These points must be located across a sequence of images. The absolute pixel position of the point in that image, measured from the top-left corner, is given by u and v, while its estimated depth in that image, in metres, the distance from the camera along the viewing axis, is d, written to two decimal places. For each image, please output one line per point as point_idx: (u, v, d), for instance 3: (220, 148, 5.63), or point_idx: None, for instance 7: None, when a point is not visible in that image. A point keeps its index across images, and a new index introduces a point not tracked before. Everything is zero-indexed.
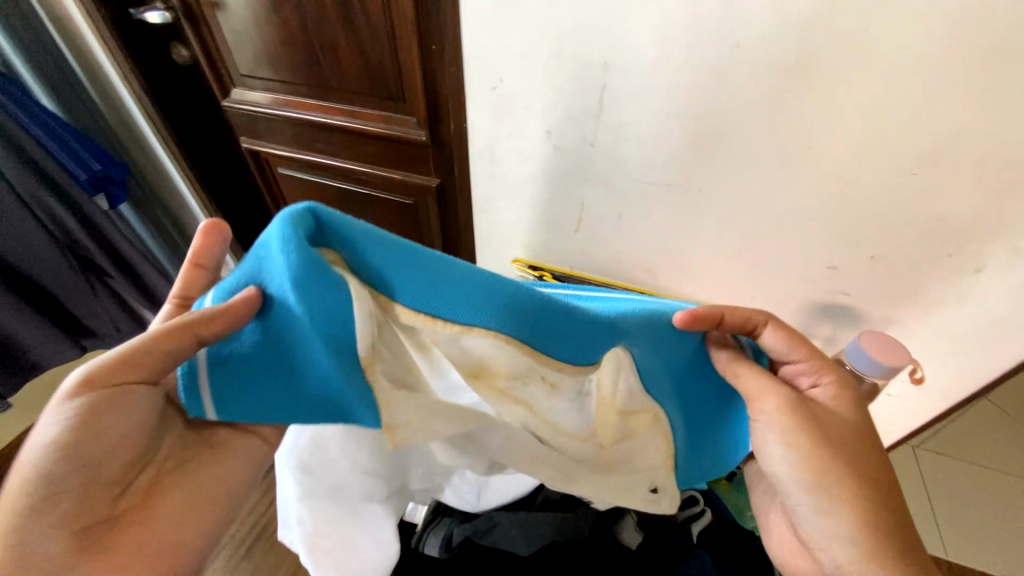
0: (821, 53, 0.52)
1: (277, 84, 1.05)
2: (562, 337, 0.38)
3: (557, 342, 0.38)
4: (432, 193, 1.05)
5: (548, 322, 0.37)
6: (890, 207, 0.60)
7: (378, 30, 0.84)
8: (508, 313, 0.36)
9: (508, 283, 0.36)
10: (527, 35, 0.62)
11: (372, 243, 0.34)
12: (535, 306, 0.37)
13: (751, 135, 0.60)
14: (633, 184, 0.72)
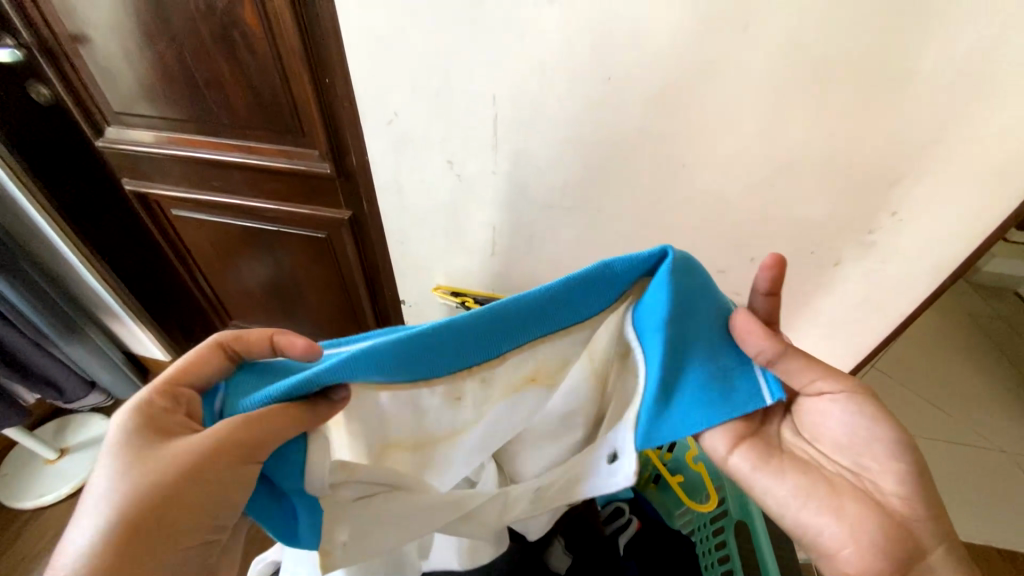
0: (681, 85, 0.57)
1: (159, 121, 0.97)
2: (571, 304, 0.39)
3: (585, 307, 0.39)
4: (345, 226, 1.02)
5: (544, 319, 0.39)
6: (761, 213, 0.67)
7: (266, 65, 0.80)
8: (512, 328, 0.38)
9: (491, 305, 0.37)
10: (415, 71, 0.63)
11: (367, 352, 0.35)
12: (549, 297, 0.38)
13: (635, 156, 0.65)
14: (540, 207, 0.74)
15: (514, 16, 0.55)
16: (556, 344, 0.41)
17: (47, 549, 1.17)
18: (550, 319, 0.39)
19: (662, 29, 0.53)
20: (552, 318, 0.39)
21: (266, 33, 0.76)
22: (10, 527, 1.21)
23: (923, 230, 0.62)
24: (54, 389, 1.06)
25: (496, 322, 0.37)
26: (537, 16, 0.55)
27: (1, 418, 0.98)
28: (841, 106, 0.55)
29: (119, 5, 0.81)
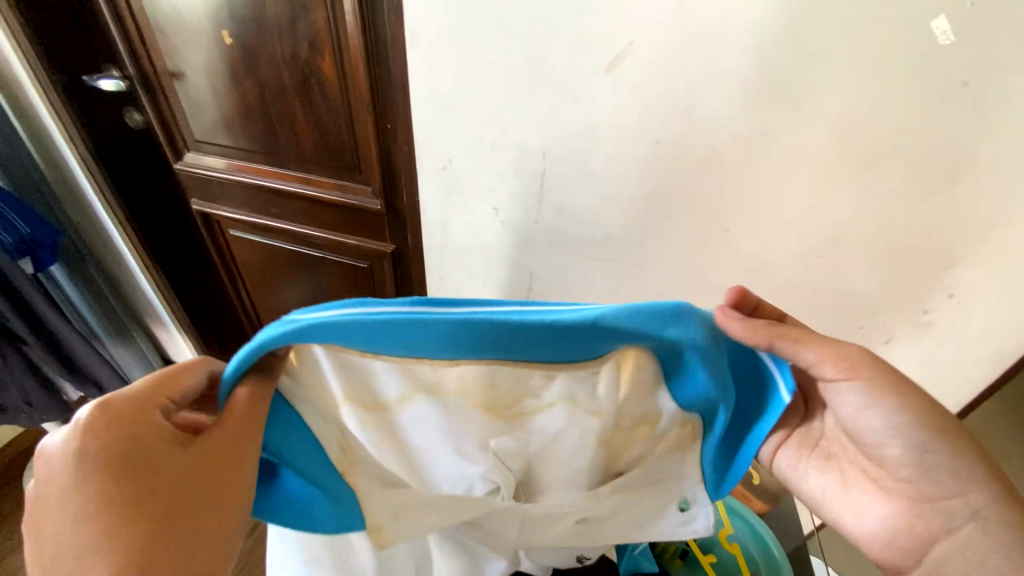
0: (730, 153, 0.59)
1: (232, 150, 1.06)
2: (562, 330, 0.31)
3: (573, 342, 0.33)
4: (387, 258, 1.06)
5: (531, 343, 0.33)
6: (805, 282, 0.66)
7: (336, 109, 0.88)
8: (497, 340, 0.32)
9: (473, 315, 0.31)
10: (472, 124, 0.67)
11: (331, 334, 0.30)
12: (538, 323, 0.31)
13: (678, 217, 0.66)
14: (578, 257, 0.75)
15: (571, 81, 0.59)
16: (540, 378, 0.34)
17: None
18: (534, 343, 0.33)
19: (714, 101, 0.55)
20: (536, 342, 0.33)
21: (340, 81, 0.83)
22: None
23: (980, 316, 0.60)
24: (96, 389, 1.09)
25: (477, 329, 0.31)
26: (593, 82, 0.58)
27: (45, 412, 1.02)
28: (894, 186, 0.54)
29: (216, 50, 0.91)
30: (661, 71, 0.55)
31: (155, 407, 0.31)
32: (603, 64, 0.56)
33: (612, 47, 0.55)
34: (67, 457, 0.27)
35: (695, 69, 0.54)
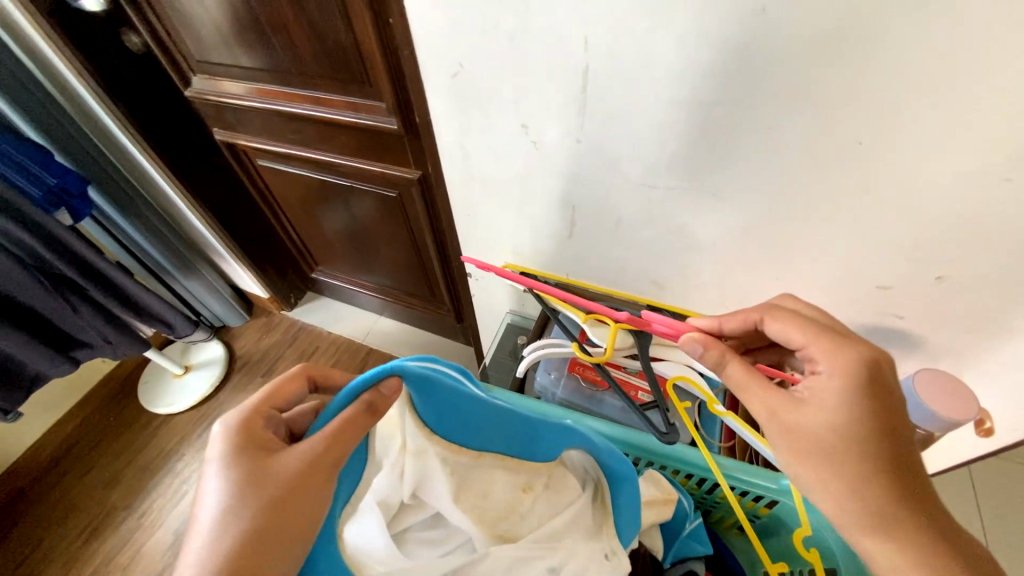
0: (882, 20, 0.37)
1: (239, 72, 0.94)
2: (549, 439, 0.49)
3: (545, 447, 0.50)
4: (414, 187, 0.95)
5: (543, 439, 0.49)
6: (961, 218, 0.46)
7: (327, 3, 0.70)
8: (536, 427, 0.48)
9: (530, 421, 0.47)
10: (482, 9, 0.49)
11: (450, 401, 0.43)
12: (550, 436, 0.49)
13: (780, 129, 0.46)
14: (633, 187, 0.59)
15: None
16: (554, 483, 0.52)
17: (175, 450, 1.35)
18: (545, 438, 0.49)
19: None
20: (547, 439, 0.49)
21: None
22: (150, 426, 1.41)
23: None
24: (165, 326, 1.10)
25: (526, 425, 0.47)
26: None
27: (127, 346, 1.06)
28: None
29: None
30: None
31: (262, 418, 0.43)
32: None
33: None
34: (225, 440, 0.41)
35: None
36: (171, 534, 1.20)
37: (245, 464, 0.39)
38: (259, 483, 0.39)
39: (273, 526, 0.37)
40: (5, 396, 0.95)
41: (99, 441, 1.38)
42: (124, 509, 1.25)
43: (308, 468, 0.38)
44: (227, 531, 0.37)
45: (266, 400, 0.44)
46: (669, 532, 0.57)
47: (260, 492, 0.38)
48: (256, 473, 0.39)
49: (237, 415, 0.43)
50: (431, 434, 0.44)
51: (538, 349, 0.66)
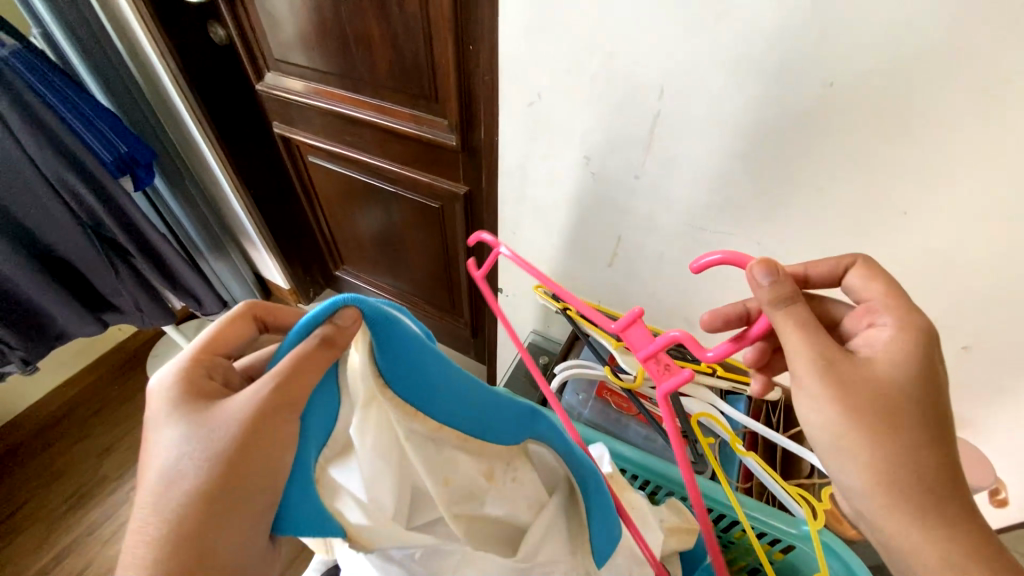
0: (937, 104, 0.41)
1: (311, 73, 1.00)
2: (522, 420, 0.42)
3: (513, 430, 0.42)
4: (459, 201, 0.99)
5: (512, 423, 0.41)
6: (992, 292, 0.49)
7: (414, 26, 0.77)
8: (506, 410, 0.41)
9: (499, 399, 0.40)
10: (570, 50, 0.54)
11: (415, 358, 0.36)
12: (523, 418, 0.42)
13: (831, 189, 0.50)
14: (680, 226, 0.63)
15: None
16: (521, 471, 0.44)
17: None
18: (514, 423, 0.41)
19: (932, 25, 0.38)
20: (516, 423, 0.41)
21: None
22: None
23: None
24: (195, 301, 1.13)
25: (495, 405, 0.40)
26: None
27: (155, 316, 1.08)
28: None
29: None
30: None
31: (203, 366, 0.38)
32: None
33: None
34: (164, 392, 0.35)
35: None
36: None
37: (189, 414, 0.34)
38: (209, 434, 0.33)
39: (228, 479, 0.32)
40: (29, 349, 0.95)
41: (100, 408, 1.37)
42: (114, 481, 1.24)
43: (262, 412, 0.33)
44: (177, 488, 0.32)
45: (207, 348, 0.39)
46: (689, 561, 0.58)
47: (211, 445, 0.33)
48: (204, 424, 0.33)
49: (178, 364, 0.37)
50: (386, 390, 0.36)
51: (568, 368, 0.68)
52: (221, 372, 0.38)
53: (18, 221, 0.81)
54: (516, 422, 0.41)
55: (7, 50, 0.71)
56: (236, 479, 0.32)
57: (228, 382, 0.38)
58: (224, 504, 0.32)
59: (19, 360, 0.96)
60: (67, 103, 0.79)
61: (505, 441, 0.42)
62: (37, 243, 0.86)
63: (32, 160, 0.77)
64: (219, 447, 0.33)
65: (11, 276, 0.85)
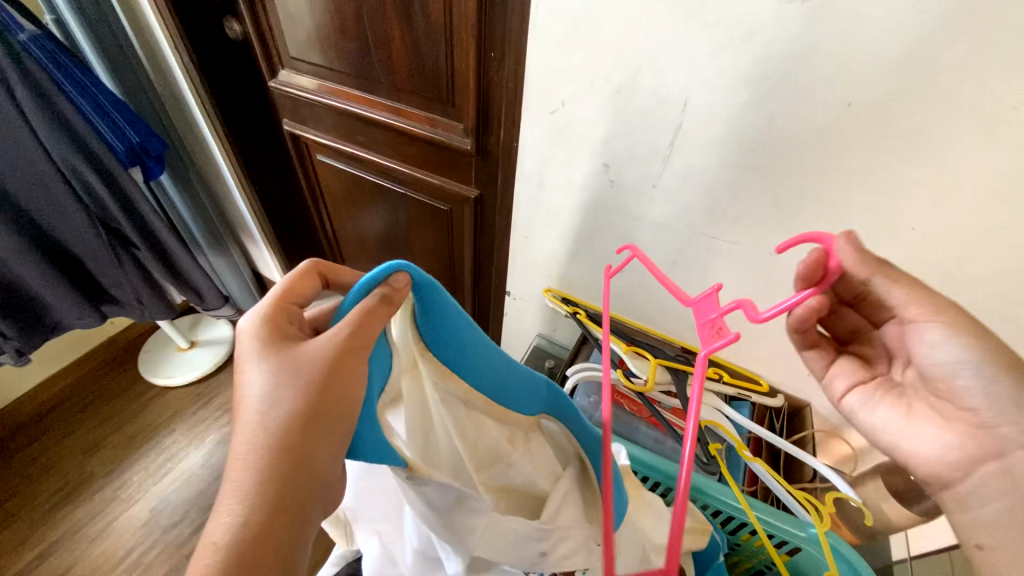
0: (947, 126, 0.44)
1: (326, 72, 1.01)
2: (542, 393, 0.45)
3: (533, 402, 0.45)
4: (469, 204, 1.00)
5: (532, 394, 0.45)
6: (992, 307, 0.51)
7: (436, 30, 0.78)
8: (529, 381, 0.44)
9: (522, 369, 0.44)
10: (596, 62, 0.56)
11: (453, 329, 0.39)
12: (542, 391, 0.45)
13: (843, 204, 0.53)
14: (693, 235, 0.65)
15: (743, 13, 0.46)
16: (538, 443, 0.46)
17: (166, 423, 1.31)
18: (535, 394, 0.45)
19: (946, 52, 0.41)
20: (536, 394, 0.45)
21: None
22: (143, 396, 1.37)
23: None
24: (196, 296, 1.12)
25: (519, 376, 0.44)
26: (775, 12, 0.44)
27: (154, 309, 1.07)
28: None
29: None
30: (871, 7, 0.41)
31: (282, 313, 0.41)
32: None
33: None
34: (251, 333, 0.39)
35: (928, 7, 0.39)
36: (147, 511, 1.15)
37: (277, 352, 0.37)
38: (298, 368, 0.36)
39: (315, 405, 0.35)
40: (24, 339, 0.93)
41: (88, 403, 1.35)
42: (102, 477, 1.21)
43: (341, 349, 0.36)
44: (271, 413, 0.35)
45: (284, 297, 0.42)
46: (701, 560, 0.59)
47: (299, 376, 0.36)
48: (291, 360, 0.37)
49: (260, 310, 0.41)
50: (425, 353, 0.39)
51: (580, 372, 0.69)
52: (297, 319, 0.42)
53: (20, 207, 0.80)
54: (537, 393, 0.45)
55: (25, 35, 0.70)
56: (322, 407, 0.35)
57: (302, 329, 0.42)
58: (312, 427, 0.35)
59: (12, 351, 0.93)
60: (83, 93, 0.78)
61: (521, 409, 0.45)
62: (39, 230, 0.85)
63: (43, 146, 0.76)
64: (309, 376, 0.36)
65: (13, 263, 0.84)
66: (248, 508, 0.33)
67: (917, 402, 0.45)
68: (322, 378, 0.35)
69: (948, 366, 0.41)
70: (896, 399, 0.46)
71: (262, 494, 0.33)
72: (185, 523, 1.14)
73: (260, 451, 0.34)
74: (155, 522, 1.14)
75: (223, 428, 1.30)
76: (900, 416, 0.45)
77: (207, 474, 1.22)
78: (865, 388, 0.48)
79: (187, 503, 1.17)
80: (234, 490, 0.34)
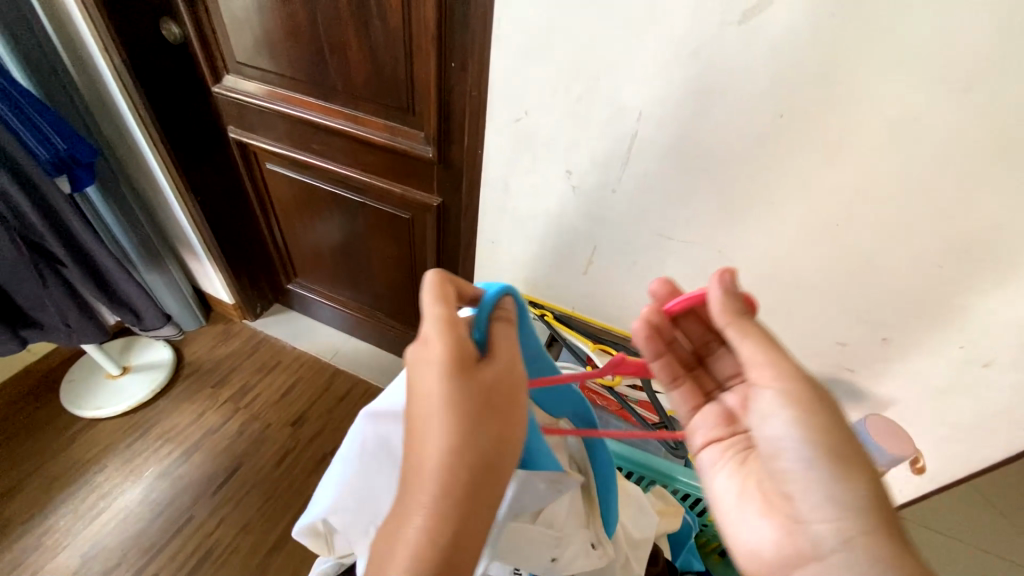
0: (861, 135, 0.51)
1: (276, 78, 0.97)
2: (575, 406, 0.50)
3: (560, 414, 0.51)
4: (431, 212, 1.00)
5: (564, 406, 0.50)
6: (908, 291, 0.59)
7: (394, 38, 0.79)
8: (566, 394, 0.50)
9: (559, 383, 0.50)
10: (557, 73, 0.59)
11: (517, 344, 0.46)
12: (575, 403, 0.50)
13: (781, 205, 0.59)
14: (651, 237, 0.69)
15: (689, 32, 0.50)
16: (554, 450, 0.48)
17: (96, 459, 1.19)
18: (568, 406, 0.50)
19: (857, 72, 0.47)
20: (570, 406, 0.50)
21: (404, 5, 0.74)
22: (68, 430, 1.24)
23: None
24: (133, 316, 1.03)
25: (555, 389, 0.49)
26: (718, 31, 0.49)
27: (84, 333, 0.97)
28: None
29: None
30: (796, 31, 0.47)
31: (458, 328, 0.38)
32: (738, 13, 0.47)
33: None
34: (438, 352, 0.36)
35: (841, 33, 0.46)
36: (77, 558, 1.04)
37: (466, 379, 0.37)
38: (489, 395, 0.37)
39: (503, 433, 0.38)
40: None
41: (1, 443, 1.20)
42: (21, 525, 1.08)
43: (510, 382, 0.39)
44: (466, 441, 0.36)
45: (450, 309, 0.38)
46: (676, 541, 0.63)
47: (491, 406, 0.37)
48: (481, 386, 0.37)
49: (434, 323, 0.37)
50: None
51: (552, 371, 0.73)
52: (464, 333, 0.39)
53: None
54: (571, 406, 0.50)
55: None
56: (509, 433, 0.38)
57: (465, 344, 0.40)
58: (503, 449, 0.38)
59: None
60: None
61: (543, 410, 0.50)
62: None
63: None
64: (501, 405, 0.38)
65: None
66: (443, 512, 0.35)
67: (753, 470, 0.46)
68: (507, 407, 0.38)
69: (775, 441, 0.41)
70: (740, 462, 0.47)
71: (447, 508, 0.35)
72: (124, 567, 1.04)
73: (459, 469, 0.36)
74: (86, 570, 1.03)
75: (165, 459, 1.20)
76: (735, 486, 0.47)
77: (148, 511, 1.11)
78: (721, 444, 0.50)
79: (125, 545, 1.06)
80: (432, 505, 0.35)
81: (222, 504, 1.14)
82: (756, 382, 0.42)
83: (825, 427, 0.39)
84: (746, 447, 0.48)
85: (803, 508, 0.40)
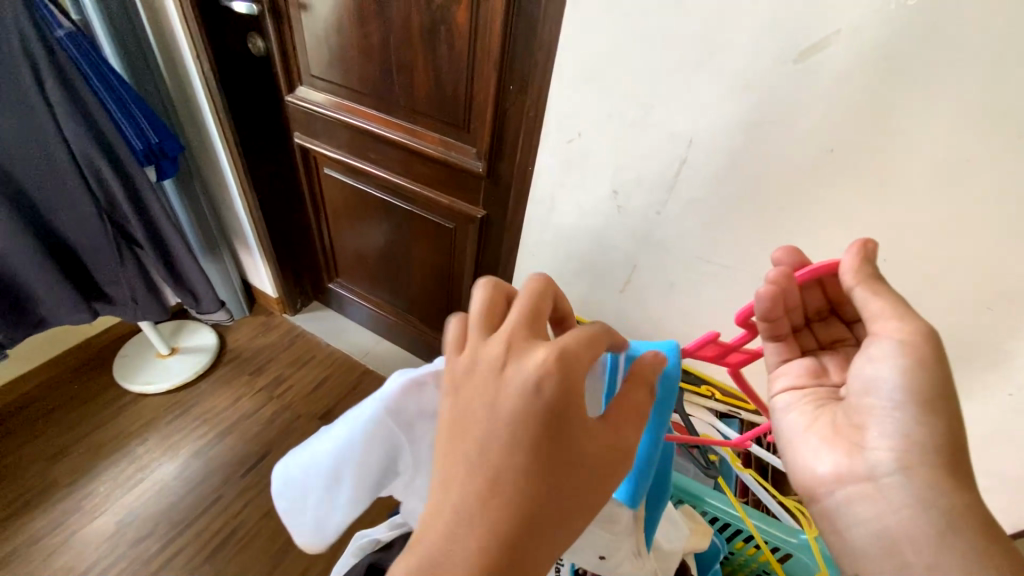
0: (913, 172, 0.52)
1: (344, 90, 1.05)
2: None
3: None
4: (475, 223, 1.05)
5: None
6: (957, 332, 0.58)
7: (458, 60, 0.85)
8: None
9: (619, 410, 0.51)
10: (612, 99, 0.63)
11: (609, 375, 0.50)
12: None
13: (827, 237, 0.60)
14: (692, 260, 0.71)
15: (744, 68, 0.53)
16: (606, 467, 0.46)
17: (138, 432, 1.26)
18: None
19: (910, 111, 0.49)
20: None
21: (472, 32, 0.80)
22: (117, 402, 1.32)
23: None
24: (192, 298, 1.10)
25: None
26: (773, 68, 0.52)
27: (147, 310, 1.05)
28: None
29: None
30: (851, 70, 0.49)
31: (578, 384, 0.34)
32: (794, 52, 0.50)
33: (811, 31, 0.49)
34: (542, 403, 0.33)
35: (895, 75, 0.48)
36: (113, 524, 1.10)
37: (555, 435, 0.34)
38: (574, 458, 0.34)
39: (569, 503, 0.34)
40: (6, 331, 0.91)
41: (57, 407, 1.29)
42: (66, 487, 1.15)
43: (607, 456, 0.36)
44: (526, 498, 0.33)
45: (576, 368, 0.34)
46: (703, 561, 0.63)
47: (568, 469, 0.34)
48: (569, 448, 0.34)
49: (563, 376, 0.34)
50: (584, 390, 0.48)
51: None
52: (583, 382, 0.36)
53: (29, 196, 0.81)
54: None
55: (63, 31, 0.72)
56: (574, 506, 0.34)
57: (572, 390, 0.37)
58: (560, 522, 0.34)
59: None
60: (110, 91, 0.80)
61: None
62: (42, 220, 0.84)
63: (64, 138, 0.78)
64: (582, 475, 0.34)
65: (11, 252, 0.83)
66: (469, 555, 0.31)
67: (829, 416, 0.46)
68: (585, 483, 0.34)
69: (872, 379, 0.42)
70: (819, 407, 0.48)
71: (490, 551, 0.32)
72: (154, 538, 1.08)
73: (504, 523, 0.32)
74: (119, 536, 1.08)
75: (201, 439, 1.26)
76: (805, 424, 0.48)
77: (180, 487, 1.17)
78: (802, 391, 0.50)
79: (156, 517, 1.11)
80: (459, 543, 0.32)
81: (249, 487, 1.18)
82: (876, 332, 0.41)
83: (933, 377, 0.39)
84: (832, 396, 0.48)
85: (877, 429, 0.42)
